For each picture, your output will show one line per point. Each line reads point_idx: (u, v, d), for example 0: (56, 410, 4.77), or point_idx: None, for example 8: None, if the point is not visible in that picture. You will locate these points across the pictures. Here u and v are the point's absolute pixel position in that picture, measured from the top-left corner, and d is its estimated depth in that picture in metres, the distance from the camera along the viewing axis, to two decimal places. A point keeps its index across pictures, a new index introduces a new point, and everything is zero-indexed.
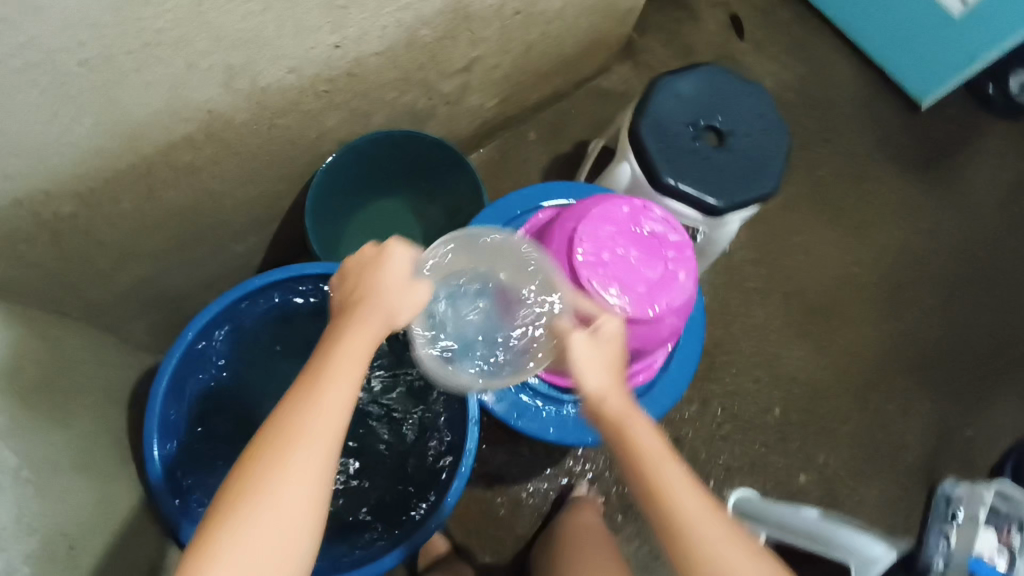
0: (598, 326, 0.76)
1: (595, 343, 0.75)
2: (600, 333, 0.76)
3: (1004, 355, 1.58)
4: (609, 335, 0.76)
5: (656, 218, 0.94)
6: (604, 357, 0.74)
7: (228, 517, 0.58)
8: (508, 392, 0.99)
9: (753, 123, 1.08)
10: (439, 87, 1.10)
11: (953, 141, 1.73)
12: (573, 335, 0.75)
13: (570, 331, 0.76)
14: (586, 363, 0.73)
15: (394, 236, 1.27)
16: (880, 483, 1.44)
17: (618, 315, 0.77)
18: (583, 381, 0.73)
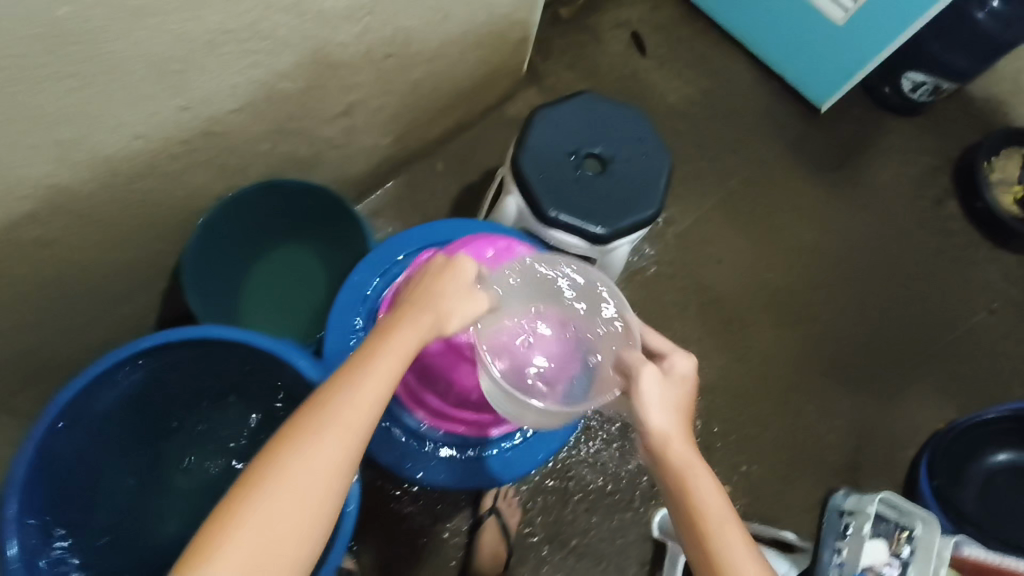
0: (671, 366, 0.80)
1: (667, 382, 0.78)
2: (674, 373, 0.79)
3: (921, 347, 1.61)
4: (681, 374, 0.79)
5: (521, 258, 0.95)
6: (674, 396, 0.77)
7: (266, 471, 0.59)
8: (395, 440, 0.97)
9: (634, 146, 1.09)
10: (320, 132, 1.09)
11: (860, 142, 1.77)
12: (646, 370, 0.77)
13: (642, 363, 0.78)
14: (654, 396, 0.76)
15: (298, 282, 1.22)
16: (805, 485, 1.46)
17: (693, 355, 0.81)
18: (648, 413, 0.75)
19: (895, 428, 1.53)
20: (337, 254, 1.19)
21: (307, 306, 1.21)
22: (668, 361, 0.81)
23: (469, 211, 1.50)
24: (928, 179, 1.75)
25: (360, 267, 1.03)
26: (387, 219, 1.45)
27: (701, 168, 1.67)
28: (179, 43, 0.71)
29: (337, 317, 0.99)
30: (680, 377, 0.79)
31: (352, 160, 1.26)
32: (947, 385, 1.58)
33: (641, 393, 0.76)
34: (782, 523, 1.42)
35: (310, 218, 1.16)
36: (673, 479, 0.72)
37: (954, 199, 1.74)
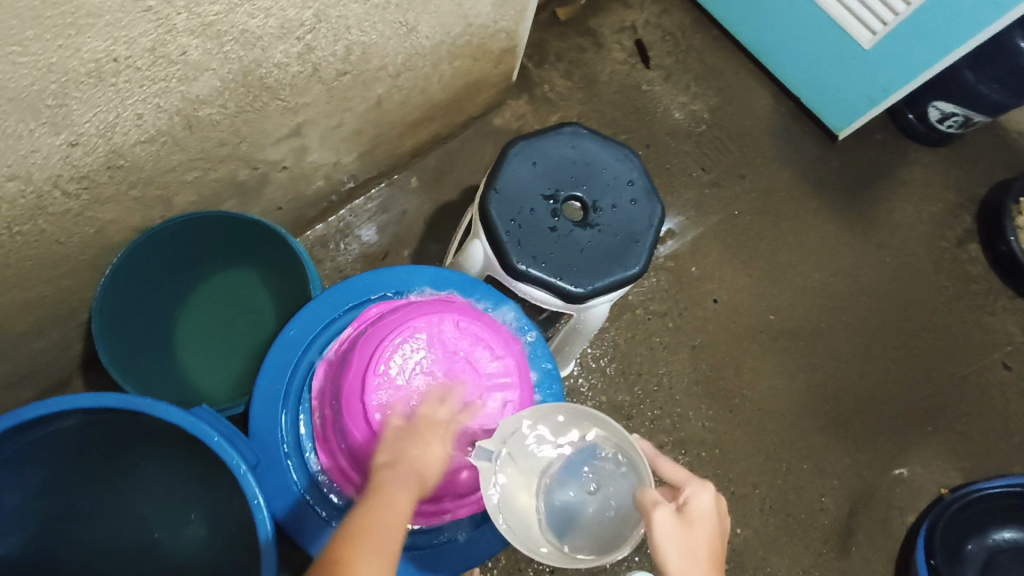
0: (689, 503, 0.69)
1: (685, 524, 0.67)
2: (692, 512, 0.69)
3: (929, 403, 1.48)
4: (704, 512, 0.69)
5: (470, 337, 0.83)
6: (700, 538, 0.66)
7: None
8: (324, 527, 0.83)
9: (621, 192, 0.96)
10: (264, 156, 0.95)
11: (876, 172, 1.62)
12: (657, 514, 0.66)
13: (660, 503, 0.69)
14: (672, 542, 0.65)
15: (236, 317, 1.10)
16: (793, 551, 1.33)
17: (713, 486, 0.71)
18: (667, 565, 0.64)
19: (894, 491, 1.41)
20: (284, 286, 1.06)
21: (249, 340, 1.08)
22: (686, 496, 0.71)
23: (441, 233, 1.34)
24: (948, 218, 1.61)
25: (298, 319, 0.88)
26: (349, 238, 1.30)
27: (704, 194, 1.52)
28: (49, 74, 0.58)
29: (265, 378, 0.85)
30: (702, 514, 0.68)
31: (307, 179, 1.12)
32: (954, 446, 1.46)
33: (656, 540, 0.66)
34: None
35: (255, 244, 1.04)
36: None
37: (975, 242, 1.61)
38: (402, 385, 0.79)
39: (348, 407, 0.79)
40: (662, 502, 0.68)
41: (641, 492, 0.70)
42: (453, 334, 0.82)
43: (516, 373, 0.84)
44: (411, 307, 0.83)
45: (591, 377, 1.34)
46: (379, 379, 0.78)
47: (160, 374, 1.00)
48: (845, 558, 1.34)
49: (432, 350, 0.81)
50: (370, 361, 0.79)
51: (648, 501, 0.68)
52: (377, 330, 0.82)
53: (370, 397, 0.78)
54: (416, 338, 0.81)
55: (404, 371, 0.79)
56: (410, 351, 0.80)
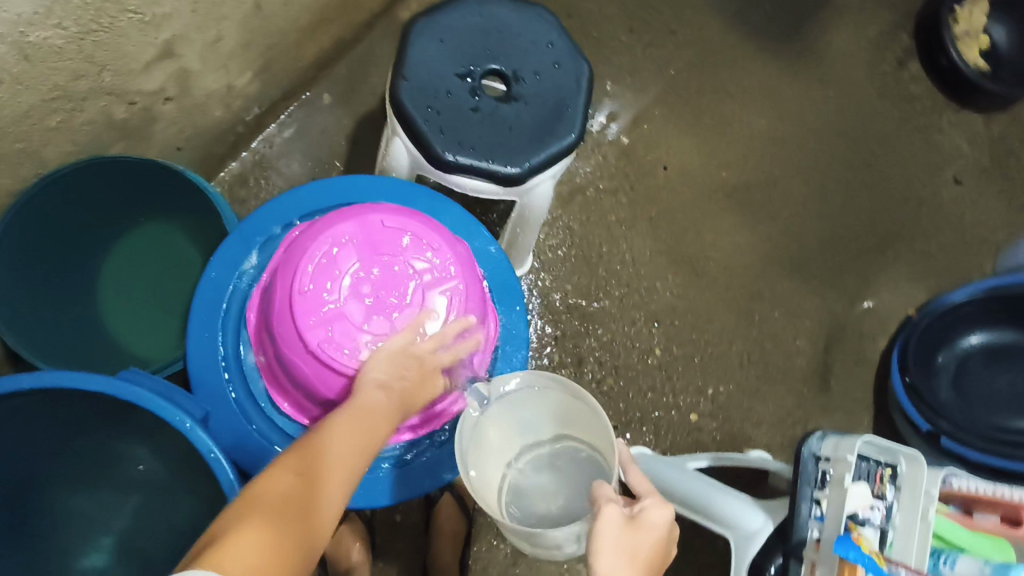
0: (643, 510, 0.68)
1: (632, 528, 0.67)
2: (643, 517, 0.68)
3: (888, 231, 1.48)
4: (653, 521, 0.68)
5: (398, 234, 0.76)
6: (640, 546, 0.66)
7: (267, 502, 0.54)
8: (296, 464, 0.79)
9: (541, 57, 0.88)
10: (137, 86, 0.84)
11: (810, 4, 1.55)
12: (607, 509, 0.66)
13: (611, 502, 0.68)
14: (610, 541, 0.65)
15: (162, 275, 1.01)
16: (776, 397, 1.36)
17: (672, 505, 0.70)
18: (600, 561, 0.64)
19: (863, 322, 1.43)
20: (204, 234, 0.97)
21: (181, 295, 1.01)
22: (641, 505, 0.70)
23: (367, 147, 1.24)
24: (887, 40, 1.56)
25: (218, 259, 0.81)
26: (269, 170, 1.20)
27: (637, 58, 1.43)
28: None
29: (195, 328, 0.79)
30: (649, 526, 0.67)
31: (202, 110, 1.00)
32: (916, 267, 1.47)
33: (597, 534, 0.65)
34: (754, 440, 1.33)
35: (157, 190, 0.94)
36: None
37: (916, 60, 1.56)
38: (335, 301, 0.73)
39: (282, 336, 0.74)
40: (615, 500, 0.68)
41: (597, 486, 0.70)
42: (380, 236, 0.75)
43: (456, 263, 0.77)
44: (325, 218, 0.76)
45: (552, 269, 1.30)
46: (305, 300, 0.72)
47: (90, 348, 0.92)
48: (826, 393, 1.37)
49: (361, 258, 0.74)
50: (292, 284, 0.73)
51: (602, 498, 0.69)
52: (297, 249, 0.75)
53: (303, 320, 0.72)
54: (340, 248, 0.74)
55: (335, 286, 0.73)
56: (337, 264, 0.74)
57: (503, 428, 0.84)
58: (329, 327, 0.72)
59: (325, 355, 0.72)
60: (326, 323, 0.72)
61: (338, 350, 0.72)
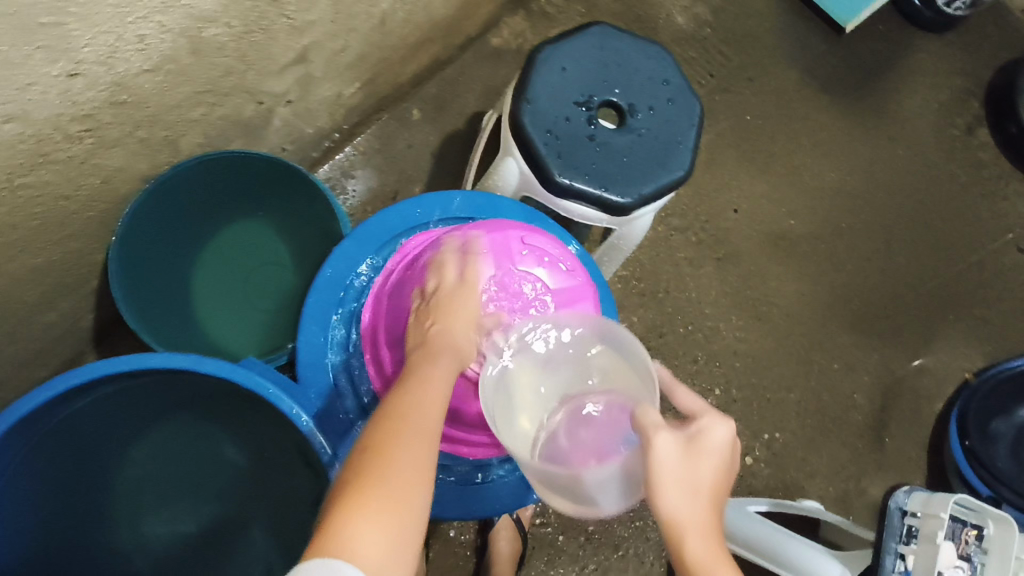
0: (699, 435, 0.62)
1: (693, 453, 0.61)
2: (701, 443, 0.62)
3: (949, 292, 1.49)
4: (713, 446, 0.62)
5: (535, 255, 0.82)
6: (700, 471, 0.61)
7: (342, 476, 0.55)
8: None
9: (656, 93, 0.90)
10: (269, 87, 0.87)
11: (883, 65, 1.58)
12: (660, 439, 0.60)
13: (662, 427, 0.61)
14: (672, 472, 0.60)
15: (258, 269, 1.03)
16: (831, 449, 1.35)
17: (731, 419, 0.64)
18: (659, 496, 0.59)
19: (919, 380, 1.42)
20: (306, 233, 1.01)
21: (274, 292, 1.03)
22: (698, 426, 0.64)
23: (451, 165, 1.27)
24: (957, 105, 1.59)
25: (334, 257, 0.85)
26: (357, 178, 1.23)
27: (714, 102, 1.47)
28: None
29: (307, 322, 0.82)
30: (709, 449, 0.62)
31: (312, 115, 1.03)
32: (975, 331, 1.47)
33: (654, 467, 0.60)
34: (807, 491, 1.32)
35: (267, 187, 0.97)
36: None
37: (984, 127, 1.59)
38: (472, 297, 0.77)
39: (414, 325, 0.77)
40: (666, 427, 0.61)
41: (642, 412, 0.63)
42: (517, 247, 0.81)
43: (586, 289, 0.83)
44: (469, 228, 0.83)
45: (620, 299, 1.31)
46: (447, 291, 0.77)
47: (187, 332, 0.94)
48: (880, 450, 1.37)
49: (498, 264, 0.80)
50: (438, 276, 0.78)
51: (648, 425, 0.62)
52: (437, 255, 0.81)
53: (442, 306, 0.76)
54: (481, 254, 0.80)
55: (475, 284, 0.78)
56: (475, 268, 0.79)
57: (529, 382, 0.73)
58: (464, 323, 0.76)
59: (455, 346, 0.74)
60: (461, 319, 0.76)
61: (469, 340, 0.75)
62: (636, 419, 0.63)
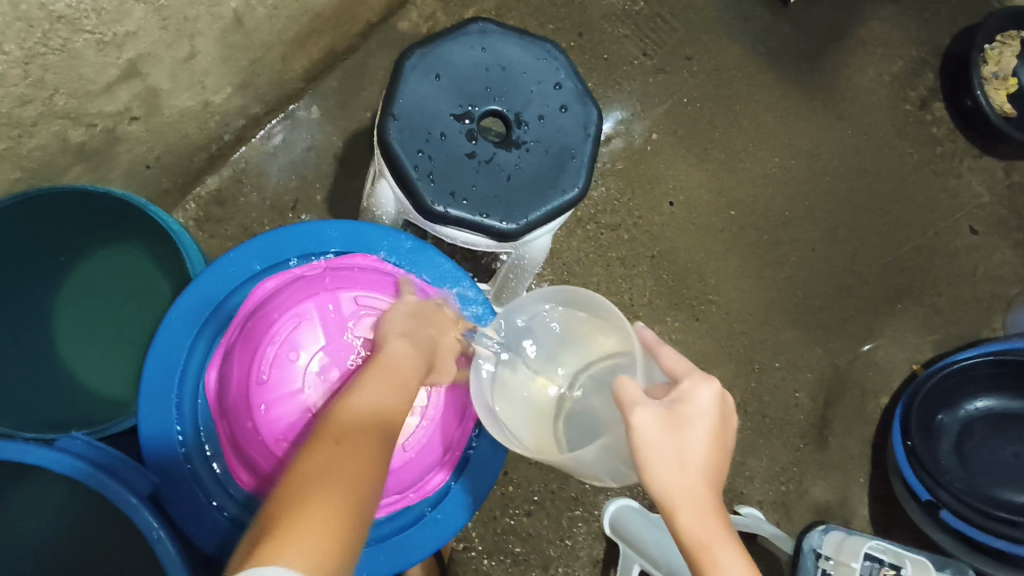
0: (682, 401, 0.64)
1: (673, 423, 0.63)
2: (683, 406, 0.64)
3: (899, 281, 1.42)
4: (701, 406, 0.64)
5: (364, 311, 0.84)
6: (687, 437, 0.62)
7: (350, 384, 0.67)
8: (235, 532, 0.77)
9: (546, 101, 0.80)
10: (98, 107, 0.76)
11: (832, 35, 1.47)
12: (638, 414, 0.62)
13: (644, 403, 0.63)
14: (654, 446, 0.62)
15: (131, 303, 0.95)
16: (770, 451, 1.30)
17: (715, 380, 0.65)
18: (648, 472, 0.62)
19: (866, 375, 1.36)
20: (171, 265, 0.90)
21: (146, 329, 0.94)
22: (682, 391, 0.65)
23: (356, 168, 1.15)
24: (910, 77, 1.48)
25: (179, 306, 0.77)
26: (250, 189, 1.11)
27: (649, 83, 1.35)
28: None
29: (148, 381, 0.75)
30: (695, 413, 0.63)
31: (173, 128, 0.92)
32: (924, 321, 1.41)
33: (638, 442, 0.62)
34: (746, 497, 1.27)
35: (116, 219, 0.87)
36: (689, 559, 0.61)
37: (938, 100, 1.48)
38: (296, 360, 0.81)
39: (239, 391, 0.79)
40: (644, 401, 0.63)
41: (619, 389, 0.65)
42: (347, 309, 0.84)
43: None
44: (298, 279, 0.83)
45: None
46: (270, 350, 0.80)
47: (38, 385, 0.85)
48: (823, 449, 1.32)
49: (329, 332, 0.83)
50: (269, 332, 0.81)
51: (629, 401, 0.63)
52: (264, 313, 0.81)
53: (258, 367, 0.80)
54: (307, 321, 0.82)
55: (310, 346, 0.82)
56: (299, 337, 0.82)
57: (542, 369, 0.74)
58: (274, 388, 0.80)
59: (260, 413, 0.79)
60: (268, 385, 0.80)
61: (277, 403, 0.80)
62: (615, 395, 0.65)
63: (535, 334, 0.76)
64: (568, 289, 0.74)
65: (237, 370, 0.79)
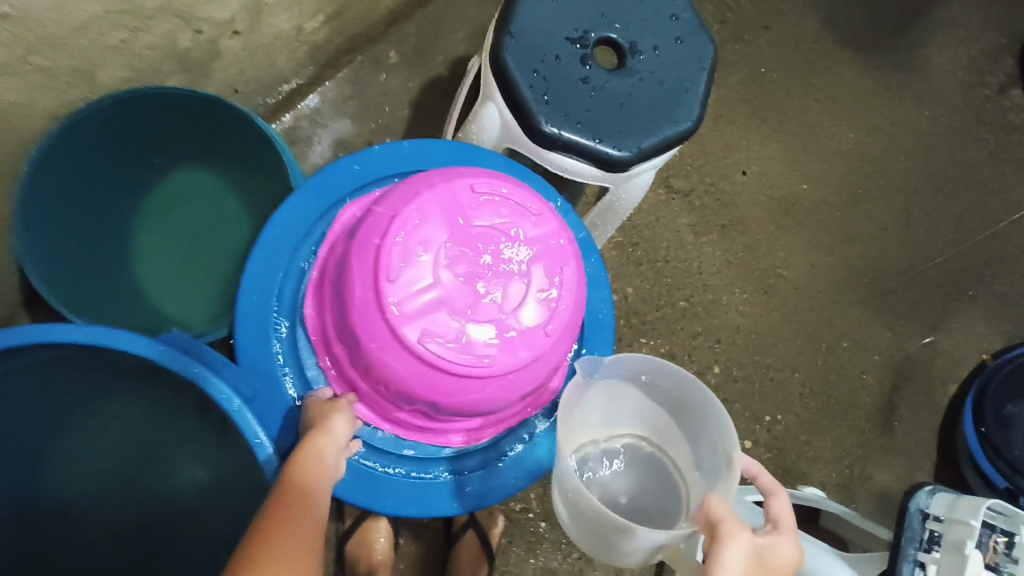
0: (767, 549, 0.62)
1: (759, 564, 0.60)
2: (768, 553, 0.62)
3: (971, 268, 1.38)
4: (779, 561, 0.62)
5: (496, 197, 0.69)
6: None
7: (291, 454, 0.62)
8: None
9: (661, 31, 0.78)
10: (207, 12, 0.76)
11: (910, 14, 1.44)
12: (736, 537, 0.58)
13: (736, 529, 0.59)
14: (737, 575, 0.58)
15: (210, 226, 0.92)
16: (835, 433, 1.26)
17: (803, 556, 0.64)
18: None
19: (934, 363, 1.32)
20: (256, 186, 0.88)
21: (225, 255, 0.91)
22: (769, 541, 0.63)
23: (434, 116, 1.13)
24: (989, 62, 1.45)
25: (281, 215, 0.77)
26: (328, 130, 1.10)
27: (726, 51, 1.33)
28: None
29: (248, 287, 0.76)
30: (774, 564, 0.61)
31: (268, 53, 0.90)
32: (996, 310, 1.36)
33: (723, 563, 0.57)
34: (809, 477, 1.23)
35: (200, 130, 0.84)
36: None
37: (1017, 88, 1.45)
38: (416, 262, 0.65)
39: (362, 321, 0.66)
40: (743, 528, 0.59)
41: (719, 503, 0.61)
42: (468, 197, 0.68)
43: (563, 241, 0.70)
44: (411, 181, 0.70)
45: (615, 268, 1.21)
46: (389, 257, 0.65)
47: (119, 298, 0.83)
48: (889, 435, 1.28)
49: (452, 224, 0.66)
50: (381, 234, 0.66)
51: (721, 518, 0.60)
52: (369, 226, 0.69)
53: (369, 281, 0.65)
54: (426, 212, 0.67)
55: (427, 270, 0.65)
56: (420, 236, 0.66)
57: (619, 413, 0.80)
58: (401, 294, 0.64)
59: (389, 322, 0.64)
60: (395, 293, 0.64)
61: (405, 309, 0.64)
62: (710, 508, 0.61)
63: (626, 393, 0.77)
64: (676, 386, 0.72)
65: (354, 300, 0.66)
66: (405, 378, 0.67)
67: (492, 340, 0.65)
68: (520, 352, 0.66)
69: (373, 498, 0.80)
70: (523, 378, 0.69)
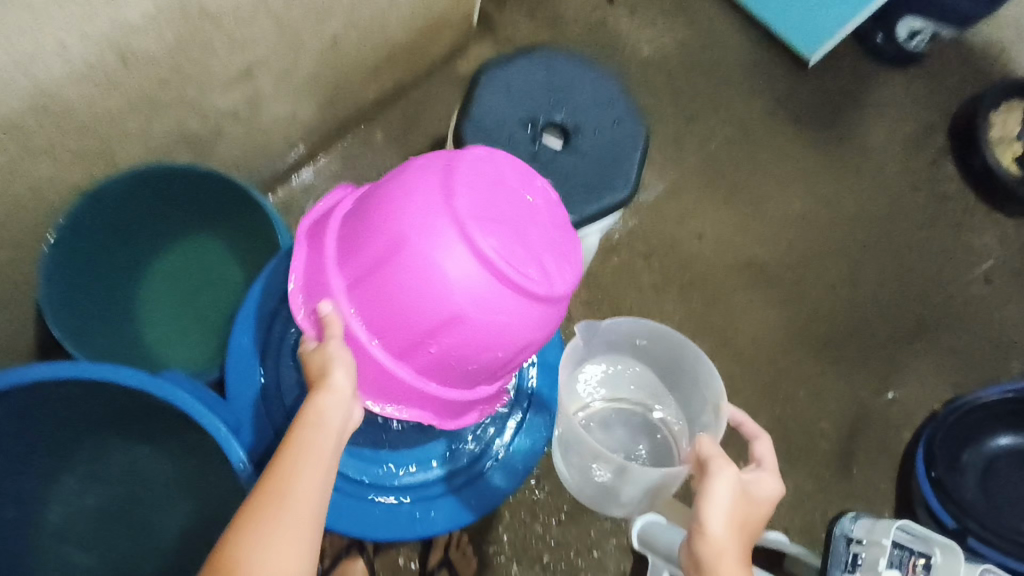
0: (752, 482, 0.74)
1: (744, 494, 0.73)
2: (752, 485, 0.74)
3: (917, 323, 1.47)
4: (762, 493, 0.74)
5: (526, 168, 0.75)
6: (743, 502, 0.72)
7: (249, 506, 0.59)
8: None
9: (601, 115, 0.91)
10: (213, 102, 0.90)
11: (848, 95, 1.60)
12: (719, 467, 0.73)
13: (720, 463, 0.73)
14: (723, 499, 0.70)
15: (207, 285, 1.04)
16: (796, 479, 1.32)
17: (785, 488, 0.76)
18: (705, 511, 0.69)
19: (889, 413, 1.40)
20: (249, 250, 1.00)
21: (221, 310, 1.02)
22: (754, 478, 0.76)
23: None
24: (922, 137, 1.60)
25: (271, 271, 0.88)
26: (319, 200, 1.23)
27: (680, 129, 1.48)
28: None
29: (238, 333, 0.86)
30: (759, 494, 0.73)
31: (266, 134, 1.04)
32: (944, 362, 1.45)
33: (708, 488, 0.71)
34: (773, 523, 1.29)
35: (204, 201, 0.97)
36: None
37: (949, 160, 1.59)
38: (486, 181, 0.68)
39: (416, 225, 0.65)
40: (727, 461, 0.74)
41: (706, 446, 0.77)
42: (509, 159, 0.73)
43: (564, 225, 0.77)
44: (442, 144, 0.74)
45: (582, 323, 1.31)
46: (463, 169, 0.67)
47: (123, 349, 0.94)
48: (848, 481, 1.34)
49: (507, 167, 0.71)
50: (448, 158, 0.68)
51: (709, 457, 0.75)
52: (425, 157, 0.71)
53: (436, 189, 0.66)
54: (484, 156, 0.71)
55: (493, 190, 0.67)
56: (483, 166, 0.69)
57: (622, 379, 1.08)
58: (470, 200, 0.65)
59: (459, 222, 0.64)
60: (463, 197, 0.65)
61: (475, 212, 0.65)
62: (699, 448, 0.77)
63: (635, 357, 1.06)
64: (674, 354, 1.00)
65: (409, 205, 0.66)
66: (429, 289, 0.65)
67: (538, 262, 0.67)
68: (557, 284, 0.68)
69: (342, 520, 0.86)
70: (550, 319, 0.69)
